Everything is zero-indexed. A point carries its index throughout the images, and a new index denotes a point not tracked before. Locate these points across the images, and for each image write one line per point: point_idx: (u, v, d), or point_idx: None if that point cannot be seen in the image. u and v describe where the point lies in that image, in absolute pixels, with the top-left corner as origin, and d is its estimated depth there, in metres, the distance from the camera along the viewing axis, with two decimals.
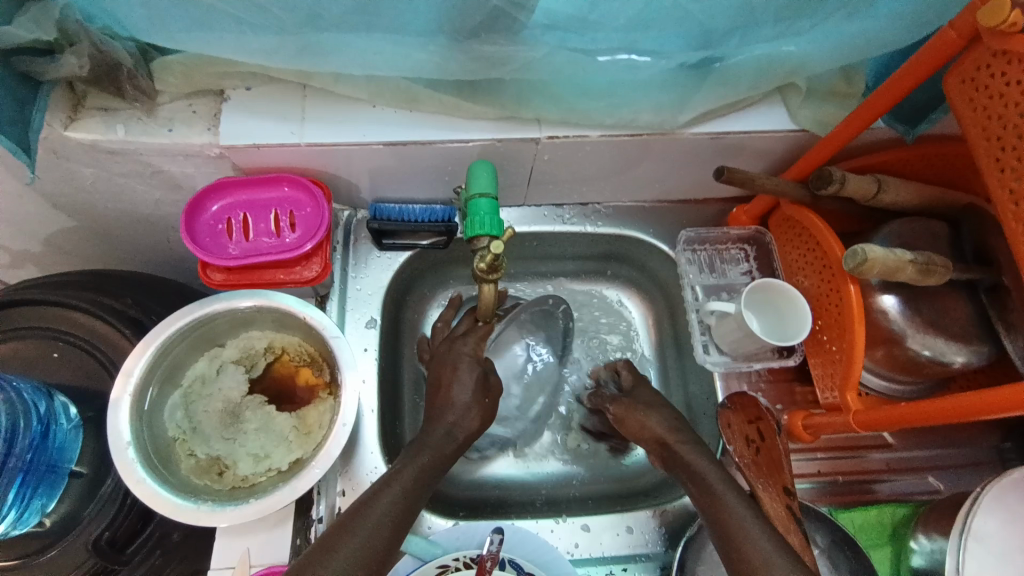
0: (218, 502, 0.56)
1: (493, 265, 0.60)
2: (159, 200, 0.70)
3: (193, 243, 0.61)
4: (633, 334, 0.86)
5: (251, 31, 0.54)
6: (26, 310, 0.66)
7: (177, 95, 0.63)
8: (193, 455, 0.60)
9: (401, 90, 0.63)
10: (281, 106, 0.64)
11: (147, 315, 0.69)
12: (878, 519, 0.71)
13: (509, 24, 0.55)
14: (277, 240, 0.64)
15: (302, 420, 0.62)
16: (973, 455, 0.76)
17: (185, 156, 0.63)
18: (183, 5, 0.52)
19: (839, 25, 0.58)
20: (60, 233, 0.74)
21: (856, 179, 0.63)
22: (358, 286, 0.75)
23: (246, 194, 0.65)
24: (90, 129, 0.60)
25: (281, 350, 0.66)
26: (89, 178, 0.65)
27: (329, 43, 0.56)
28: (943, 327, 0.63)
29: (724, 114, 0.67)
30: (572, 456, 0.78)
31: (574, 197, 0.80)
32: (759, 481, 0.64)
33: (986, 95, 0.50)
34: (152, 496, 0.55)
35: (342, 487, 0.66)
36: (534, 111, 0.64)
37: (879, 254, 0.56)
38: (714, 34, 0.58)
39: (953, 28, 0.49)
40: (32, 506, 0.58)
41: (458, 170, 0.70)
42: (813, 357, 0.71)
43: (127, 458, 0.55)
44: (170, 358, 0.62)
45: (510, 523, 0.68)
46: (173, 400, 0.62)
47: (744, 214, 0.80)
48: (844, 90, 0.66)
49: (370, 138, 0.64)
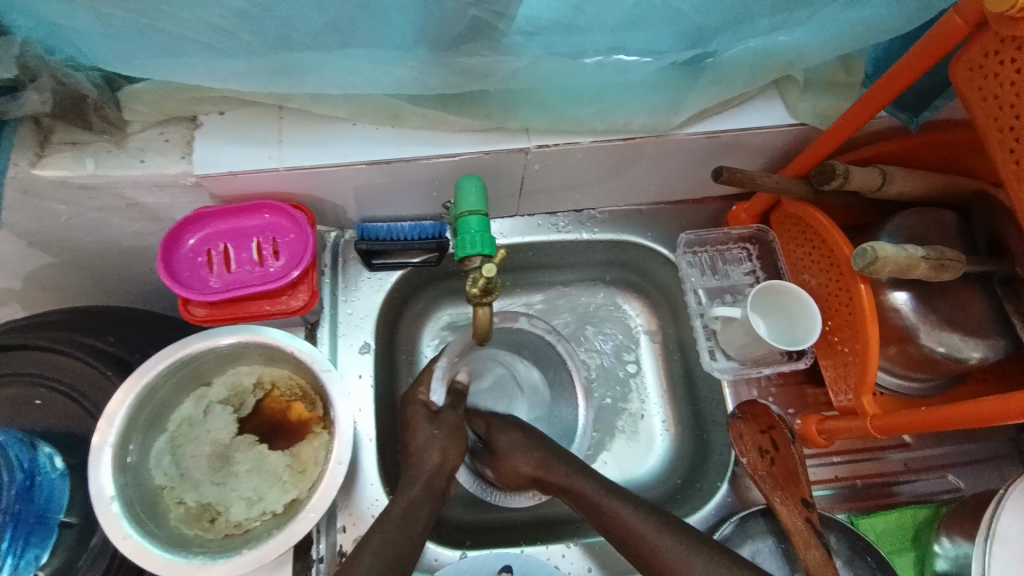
0: (210, 554, 0.54)
1: (489, 292, 0.59)
2: (138, 232, 0.68)
3: (173, 278, 0.59)
4: (641, 373, 0.82)
5: (218, 56, 0.52)
6: (3, 356, 0.63)
7: (148, 124, 0.60)
8: (181, 502, 0.57)
9: (381, 106, 0.60)
10: (258, 129, 0.61)
11: (133, 353, 0.66)
12: (900, 523, 0.69)
13: (490, 34, 0.52)
14: (261, 269, 0.61)
15: (296, 458, 0.60)
16: (993, 449, 0.73)
17: (161, 187, 0.61)
18: (145, 33, 0.49)
19: (838, 15, 0.55)
20: (39, 271, 0.71)
21: (860, 172, 0.61)
22: (349, 310, 0.72)
23: (226, 223, 0.62)
24: (61, 166, 0.57)
25: (271, 385, 0.64)
26: (63, 215, 0.63)
27: (302, 64, 0.53)
28: (958, 322, 0.61)
29: (719, 112, 0.65)
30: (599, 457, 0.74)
31: (569, 204, 0.77)
32: (776, 493, 0.64)
33: (996, 84, 0.47)
34: (141, 552, 0.52)
35: (344, 523, 0.63)
36: (522, 121, 0.62)
37: (890, 252, 0.54)
38: (706, 31, 0.55)
39: (958, 14, 0.46)
40: (25, 557, 0.56)
41: (446, 185, 0.67)
42: (824, 358, 0.68)
43: (112, 514, 0.53)
44: (155, 401, 0.59)
45: (518, 550, 0.66)
46: (160, 446, 0.59)
47: (744, 212, 0.77)
48: (843, 80, 0.63)
49: (353, 159, 0.61)
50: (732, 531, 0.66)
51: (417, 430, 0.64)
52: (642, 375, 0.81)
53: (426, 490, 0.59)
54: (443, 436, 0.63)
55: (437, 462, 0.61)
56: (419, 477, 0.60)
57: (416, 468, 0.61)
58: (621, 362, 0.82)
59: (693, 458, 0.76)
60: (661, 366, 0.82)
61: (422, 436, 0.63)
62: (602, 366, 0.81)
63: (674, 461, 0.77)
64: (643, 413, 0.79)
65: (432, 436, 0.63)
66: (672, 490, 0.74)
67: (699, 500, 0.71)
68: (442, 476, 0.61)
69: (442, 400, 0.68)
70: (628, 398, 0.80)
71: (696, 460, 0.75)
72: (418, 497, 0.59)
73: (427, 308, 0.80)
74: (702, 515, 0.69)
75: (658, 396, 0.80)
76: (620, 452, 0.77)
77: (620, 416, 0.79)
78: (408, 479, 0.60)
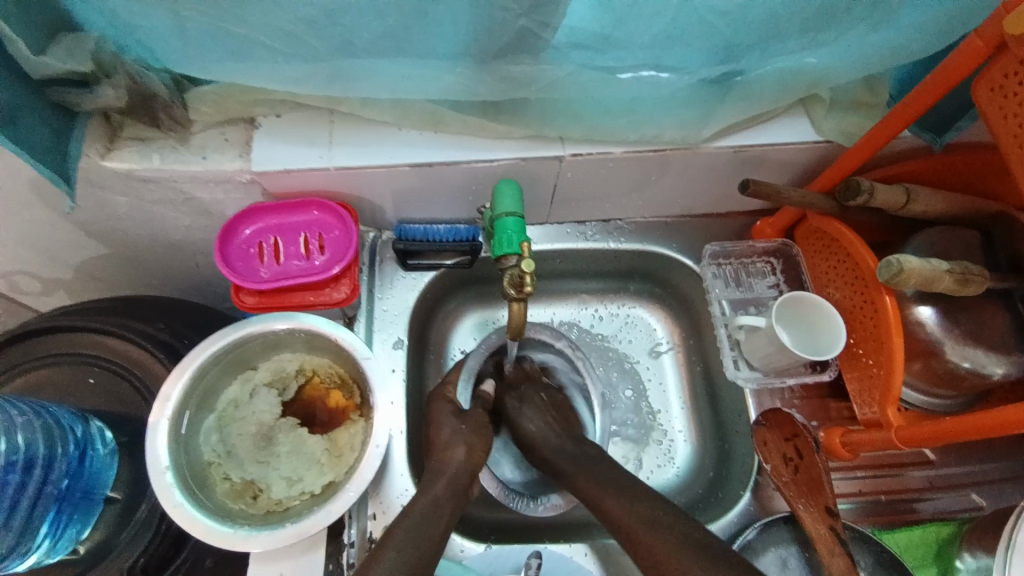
0: (253, 527, 0.57)
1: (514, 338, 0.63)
2: (190, 226, 0.72)
3: (226, 266, 0.63)
4: (663, 381, 0.83)
5: (285, 60, 0.56)
6: (59, 337, 0.67)
7: (210, 123, 0.64)
8: (227, 479, 0.61)
9: (426, 113, 0.64)
10: (309, 131, 0.65)
11: (179, 339, 0.69)
12: (923, 539, 0.69)
13: (535, 45, 0.55)
14: (306, 262, 0.65)
15: (334, 442, 0.63)
16: (1015, 469, 0.73)
17: (217, 182, 0.65)
18: (221, 38, 0.53)
19: (866, 35, 0.57)
20: (93, 260, 0.75)
21: (884, 189, 0.63)
22: (384, 306, 0.75)
23: (276, 218, 0.66)
24: (127, 158, 0.61)
25: (312, 372, 0.67)
26: (123, 207, 0.67)
27: (359, 70, 0.57)
28: (983, 336, 0.61)
29: (746, 127, 0.67)
30: (632, 451, 0.79)
31: (596, 213, 0.80)
32: (799, 500, 0.65)
33: (1016, 103, 0.49)
34: (189, 521, 0.55)
35: (374, 510, 0.65)
36: (558, 130, 0.65)
37: (915, 265, 0.55)
38: (737, 49, 0.58)
39: (979, 37, 0.48)
40: (65, 535, 0.58)
41: (482, 190, 0.71)
42: (847, 371, 0.69)
43: (165, 484, 0.56)
44: (204, 383, 0.63)
45: (543, 546, 0.68)
46: (208, 424, 0.63)
47: (769, 227, 0.80)
48: (867, 100, 0.66)
49: (396, 160, 0.64)
50: (754, 535, 0.67)
51: (442, 427, 0.65)
52: (648, 376, 0.83)
53: (449, 487, 0.59)
54: (467, 432, 0.64)
55: (461, 457, 0.62)
56: (447, 472, 0.61)
57: (441, 464, 0.61)
58: (617, 365, 0.84)
59: (716, 465, 0.77)
60: (683, 376, 0.83)
61: (447, 432, 0.65)
62: (598, 346, 0.85)
63: (697, 470, 0.78)
64: (632, 392, 0.82)
65: (457, 431, 0.64)
66: (697, 500, 0.75)
67: (722, 505, 0.72)
68: (466, 471, 0.61)
69: (468, 403, 0.70)
70: (633, 393, 0.82)
71: (716, 471, 0.76)
72: (436, 486, 0.59)
73: (458, 308, 0.83)
74: (726, 521, 0.70)
75: (672, 394, 0.83)
76: (627, 447, 0.79)
77: (611, 393, 0.82)
78: (433, 474, 0.61)
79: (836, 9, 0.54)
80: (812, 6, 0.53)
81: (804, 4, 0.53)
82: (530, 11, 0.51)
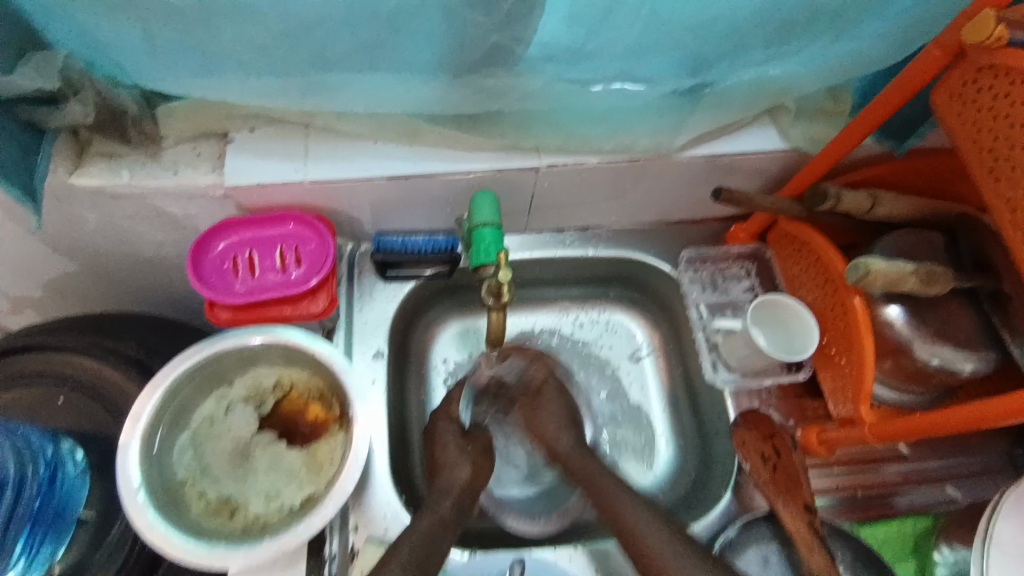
0: (230, 545, 0.56)
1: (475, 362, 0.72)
2: (163, 241, 0.70)
3: (199, 282, 0.62)
4: (644, 385, 0.84)
5: (256, 74, 0.55)
6: (30, 357, 0.65)
7: (182, 138, 0.63)
8: (203, 496, 0.59)
9: (403, 125, 0.65)
10: (284, 145, 0.65)
11: (151, 357, 0.68)
12: (900, 531, 0.71)
13: (508, 59, 0.56)
14: (282, 276, 0.64)
15: (313, 456, 0.62)
16: (985, 462, 0.75)
17: (190, 198, 0.64)
18: (191, 52, 0.53)
19: (830, 46, 0.59)
20: (62, 278, 0.74)
21: (851, 193, 0.64)
22: (363, 318, 0.75)
23: (251, 231, 0.65)
24: (96, 175, 0.60)
25: (289, 386, 0.66)
26: (91, 223, 0.65)
27: (333, 83, 0.57)
28: (950, 334, 0.63)
29: (718, 135, 0.69)
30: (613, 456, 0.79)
31: (575, 221, 0.81)
32: (779, 500, 0.66)
33: (976, 109, 0.51)
34: (164, 540, 0.54)
35: (355, 522, 0.65)
36: (534, 139, 0.66)
37: (880, 266, 0.57)
38: (706, 60, 0.59)
39: (937, 47, 0.51)
40: (38, 557, 0.56)
41: (459, 201, 0.71)
42: (822, 370, 0.71)
43: (137, 503, 0.55)
44: (178, 399, 0.62)
45: (527, 552, 0.67)
46: (182, 441, 0.62)
47: (742, 232, 0.81)
48: (833, 108, 0.68)
49: (373, 172, 0.64)
50: (734, 534, 0.68)
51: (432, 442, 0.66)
52: (628, 381, 0.84)
53: None
54: None
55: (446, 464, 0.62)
56: (452, 491, 0.63)
57: None
58: (595, 370, 0.84)
59: (698, 466, 0.78)
60: (664, 380, 0.84)
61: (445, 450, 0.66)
62: (578, 352, 0.85)
63: (679, 474, 0.79)
64: (606, 395, 0.83)
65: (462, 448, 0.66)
66: (680, 503, 0.76)
67: (704, 507, 0.72)
68: None
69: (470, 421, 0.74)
70: (610, 396, 0.83)
71: (698, 473, 0.77)
72: None
73: (438, 318, 0.83)
74: (706, 523, 0.70)
75: (652, 397, 0.83)
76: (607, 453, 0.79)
77: (592, 398, 0.82)
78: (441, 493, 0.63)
79: (799, 21, 0.55)
80: (776, 19, 0.55)
81: (768, 18, 0.55)
82: (502, 25, 0.52)
